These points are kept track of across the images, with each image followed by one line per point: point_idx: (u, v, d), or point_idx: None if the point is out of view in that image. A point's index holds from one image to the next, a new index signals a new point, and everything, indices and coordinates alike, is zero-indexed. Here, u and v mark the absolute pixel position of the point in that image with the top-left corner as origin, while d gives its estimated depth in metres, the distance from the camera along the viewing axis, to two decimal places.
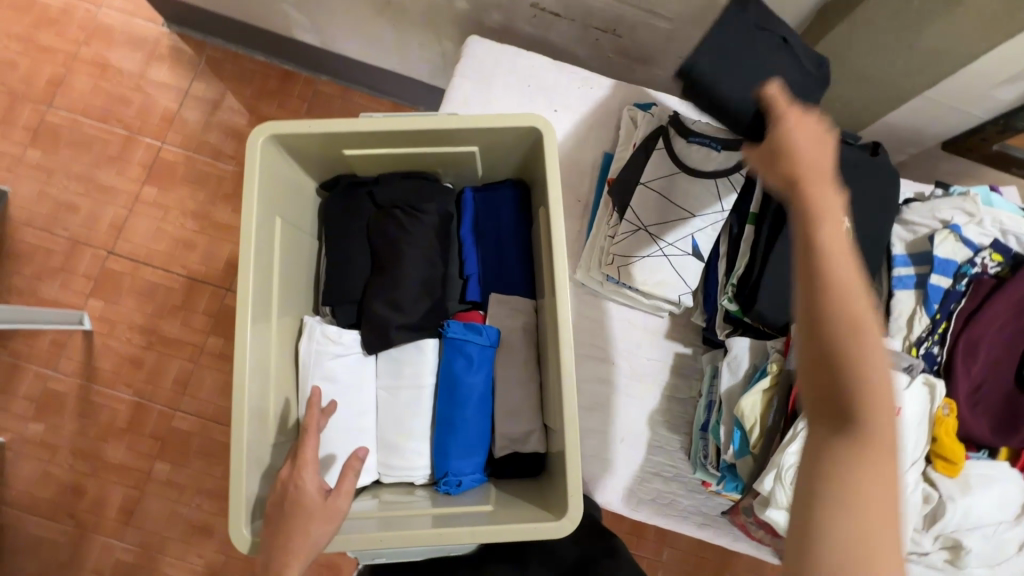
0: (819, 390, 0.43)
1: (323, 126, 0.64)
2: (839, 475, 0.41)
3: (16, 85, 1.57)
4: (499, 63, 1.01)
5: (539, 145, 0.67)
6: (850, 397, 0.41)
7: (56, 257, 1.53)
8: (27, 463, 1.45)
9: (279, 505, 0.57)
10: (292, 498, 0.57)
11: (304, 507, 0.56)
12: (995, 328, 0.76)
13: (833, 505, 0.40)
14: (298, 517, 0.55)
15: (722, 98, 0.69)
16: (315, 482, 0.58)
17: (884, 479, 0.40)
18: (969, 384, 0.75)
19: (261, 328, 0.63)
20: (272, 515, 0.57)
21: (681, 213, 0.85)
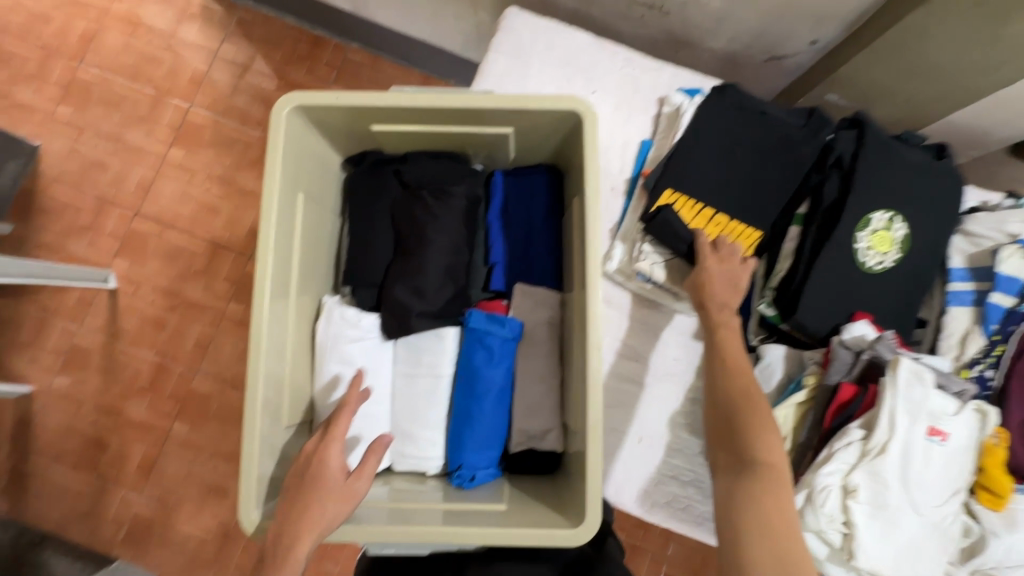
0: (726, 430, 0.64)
1: (350, 99, 0.61)
2: (750, 496, 0.57)
3: (49, 39, 1.57)
4: (537, 38, 0.96)
5: (579, 130, 0.63)
6: (750, 445, 0.60)
7: (84, 214, 1.54)
8: (53, 414, 1.50)
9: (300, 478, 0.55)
10: (313, 471, 0.55)
11: (324, 482, 0.54)
12: None
13: (747, 515, 0.56)
14: (314, 493, 0.54)
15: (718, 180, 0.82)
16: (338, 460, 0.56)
17: (774, 492, 0.57)
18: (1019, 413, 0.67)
19: (279, 307, 0.61)
20: (289, 488, 0.56)
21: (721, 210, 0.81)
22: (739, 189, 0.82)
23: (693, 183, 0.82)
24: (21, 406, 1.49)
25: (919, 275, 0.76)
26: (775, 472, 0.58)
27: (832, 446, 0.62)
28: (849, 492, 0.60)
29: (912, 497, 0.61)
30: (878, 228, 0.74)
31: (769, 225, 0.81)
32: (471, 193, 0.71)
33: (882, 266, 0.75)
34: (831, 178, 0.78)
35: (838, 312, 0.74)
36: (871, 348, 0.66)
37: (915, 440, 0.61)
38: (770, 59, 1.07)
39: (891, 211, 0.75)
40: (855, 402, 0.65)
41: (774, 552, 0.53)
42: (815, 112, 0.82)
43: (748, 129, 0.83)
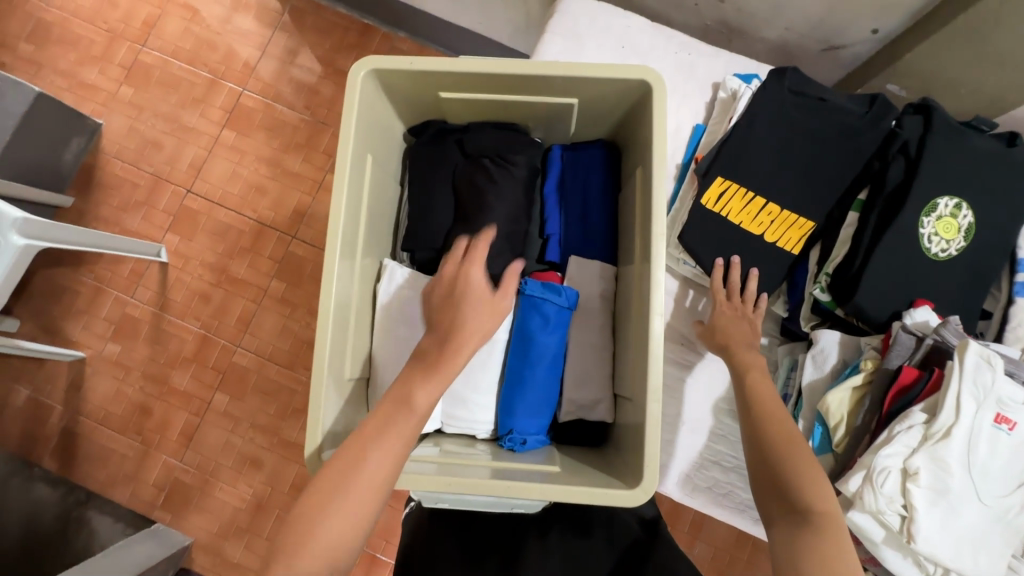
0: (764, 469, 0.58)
1: (423, 64, 0.62)
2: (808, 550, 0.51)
3: (115, 23, 1.64)
4: (594, 22, 0.97)
5: (645, 102, 0.63)
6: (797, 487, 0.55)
7: (140, 190, 1.61)
8: (103, 380, 1.56)
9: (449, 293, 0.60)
10: (462, 288, 0.60)
11: (476, 290, 0.60)
12: None
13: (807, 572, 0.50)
14: (467, 300, 0.59)
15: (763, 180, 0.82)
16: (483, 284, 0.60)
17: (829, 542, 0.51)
18: None
19: (347, 263, 0.64)
20: (440, 303, 0.60)
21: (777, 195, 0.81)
22: (796, 173, 0.81)
23: (749, 166, 0.82)
24: (73, 370, 1.56)
25: (986, 265, 0.74)
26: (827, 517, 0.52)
27: (892, 428, 0.61)
28: (910, 475, 0.59)
29: (976, 484, 0.59)
30: (943, 215, 0.73)
31: (826, 211, 0.80)
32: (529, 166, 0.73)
33: (946, 254, 0.73)
34: (895, 163, 0.77)
35: (898, 298, 0.73)
36: (936, 332, 0.64)
37: (980, 426, 0.59)
38: (827, 50, 1.05)
39: (957, 198, 0.73)
40: (917, 385, 0.63)
41: None
42: (878, 96, 0.80)
43: (807, 113, 0.82)
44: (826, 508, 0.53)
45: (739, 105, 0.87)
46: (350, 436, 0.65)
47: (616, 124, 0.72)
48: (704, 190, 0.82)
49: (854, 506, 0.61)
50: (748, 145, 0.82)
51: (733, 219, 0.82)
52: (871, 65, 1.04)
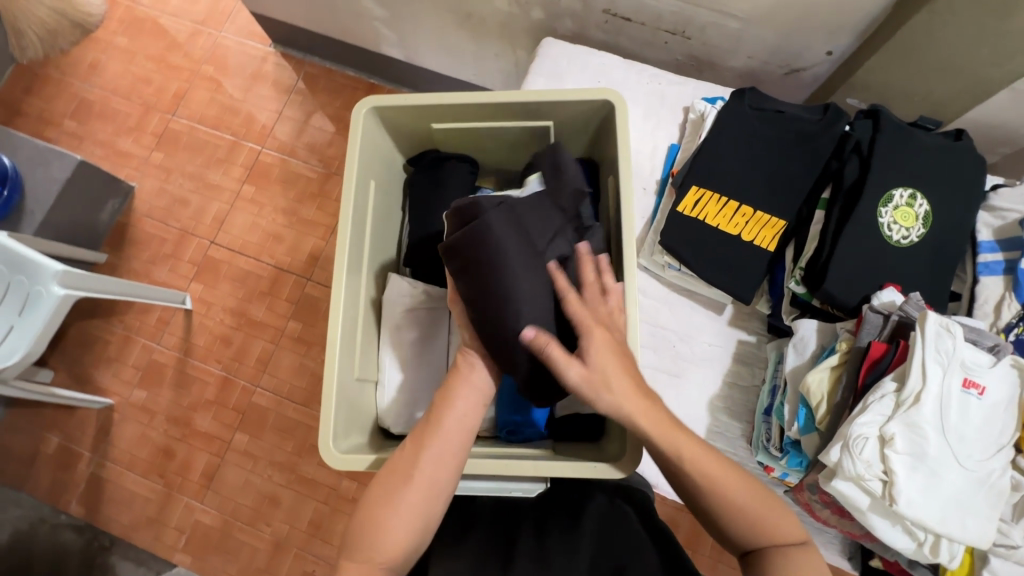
0: None
1: (417, 98, 0.72)
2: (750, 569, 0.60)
3: (149, 97, 1.83)
4: (572, 61, 1.08)
5: (611, 117, 0.72)
6: None
7: (168, 244, 1.74)
8: (129, 425, 1.63)
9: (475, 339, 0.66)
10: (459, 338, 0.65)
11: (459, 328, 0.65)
12: None
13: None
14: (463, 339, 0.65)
15: (735, 185, 0.88)
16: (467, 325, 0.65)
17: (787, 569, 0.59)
18: None
19: (353, 274, 0.71)
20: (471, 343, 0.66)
21: (746, 198, 0.88)
22: (763, 179, 0.88)
23: (719, 176, 0.89)
24: (102, 416, 1.63)
25: (948, 249, 0.79)
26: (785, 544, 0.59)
27: (867, 399, 0.65)
28: (886, 441, 0.62)
29: (953, 448, 0.62)
30: (899, 205, 0.79)
31: (794, 211, 0.86)
32: (505, 239, 0.61)
33: (908, 240, 0.78)
34: (850, 162, 0.84)
35: (867, 284, 0.78)
36: (901, 308, 0.69)
37: (948, 391, 0.63)
38: (789, 73, 1.14)
39: (911, 188, 0.79)
40: (886, 358, 0.68)
41: None
42: (832, 107, 0.88)
43: (768, 126, 0.90)
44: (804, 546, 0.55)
45: (707, 123, 0.95)
46: (359, 433, 0.69)
47: (590, 143, 0.81)
48: (679, 198, 0.90)
49: (837, 476, 0.64)
50: (717, 155, 0.90)
51: (711, 221, 0.88)
52: (832, 82, 1.12)
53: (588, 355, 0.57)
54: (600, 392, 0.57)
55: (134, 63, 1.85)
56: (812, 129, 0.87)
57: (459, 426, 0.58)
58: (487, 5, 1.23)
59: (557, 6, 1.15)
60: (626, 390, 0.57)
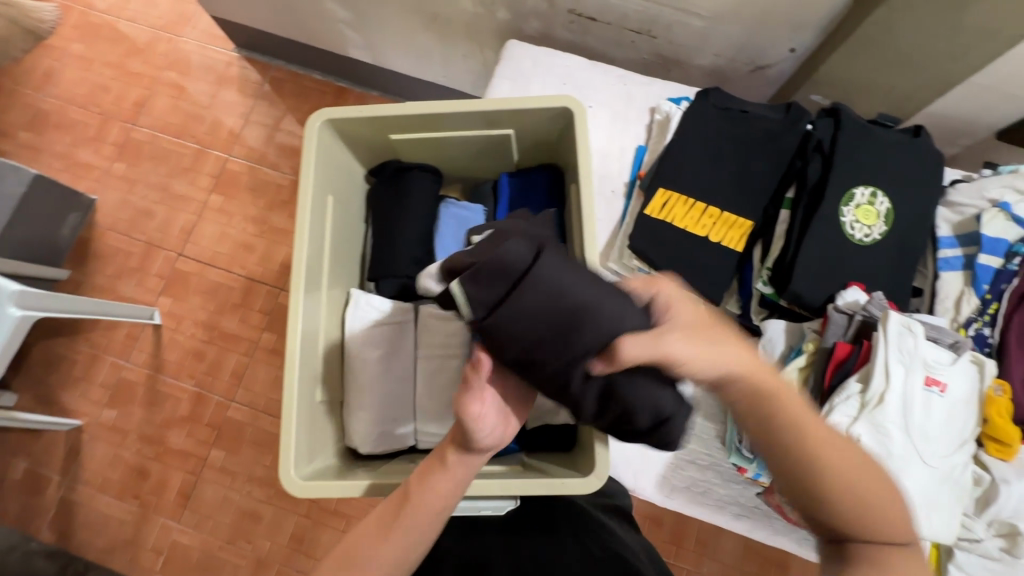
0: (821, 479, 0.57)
1: (372, 110, 0.70)
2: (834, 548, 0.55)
3: (108, 106, 1.77)
4: (538, 63, 1.06)
5: (571, 124, 0.71)
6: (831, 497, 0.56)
7: (133, 257, 1.68)
8: (100, 445, 1.58)
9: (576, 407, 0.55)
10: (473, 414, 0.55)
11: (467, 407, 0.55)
12: None
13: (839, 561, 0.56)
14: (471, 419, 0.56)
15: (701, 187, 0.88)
16: (489, 419, 0.55)
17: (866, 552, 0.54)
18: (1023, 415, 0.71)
19: (312, 294, 0.69)
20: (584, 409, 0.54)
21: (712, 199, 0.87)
22: (729, 180, 0.88)
23: (685, 179, 0.89)
24: (71, 438, 1.58)
25: (910, 245, 0.80)
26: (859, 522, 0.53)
27: (832, 401, 0.65)
28: (852, 443, 0.62)
29: (917, 446, 0.63)
30: (861, 203, 0.79)
31: (760, 210, 0.87)
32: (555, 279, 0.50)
33: (871, 238, 0.79)
34: (813, 162, 0.84)
35: (832, 282, 0.78)
36: (863, 309, 0.69)
37: (911, 390, 0.63)
38: (755, 70, 1.14)
39: (872, 186, 0.80)
40: (851, 358, 0.68)
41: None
42: (791, 107, 0.88)
43: (733, 127, 0.89)
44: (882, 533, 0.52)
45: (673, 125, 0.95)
46: (324, 456, 0.68)
47: (554, 150, 0.79)
48: (648, 200, 0.89)
49: None
50: (682, 158, 0.89)
51: (678, 224, 0.88)
52: (797, 78, 1.13)
53: (673, 307, 0.52)
54: (714, 333, 0.51)
55: (91, 71, 1.79)
56: (773, 129, 0.87)
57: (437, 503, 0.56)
58: (452, 6, 1.21)
59: (523, 6, 1.14)
60: (728, 336, 0.52)
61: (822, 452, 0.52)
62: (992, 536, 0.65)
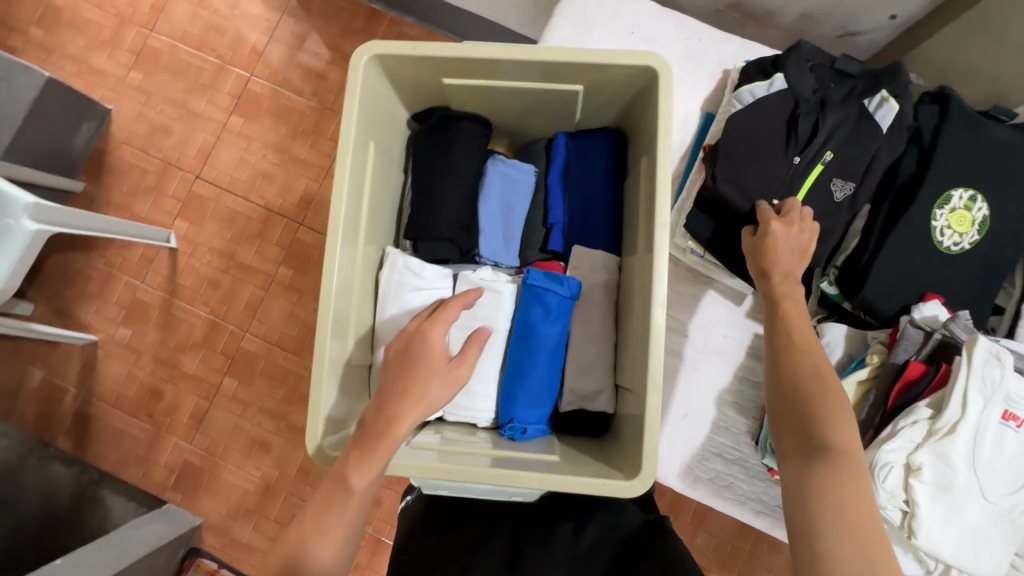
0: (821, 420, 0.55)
1: (429, 48, 0.61)
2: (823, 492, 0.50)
3: (124, 8, 1.62)
4: (604, 6, 0.94)
5: (652, 87, 0.62)
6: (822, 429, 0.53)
7: (149, 176, 1.60)
8: (115, 362, 1.56)
9: (851, 148, 0.75)
10: (423, 354, 0.56)
11: (428, 358, 0.56)
12: None
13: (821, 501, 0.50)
14: (420, 367, 0.55)
15: (766, 169, 0.76)
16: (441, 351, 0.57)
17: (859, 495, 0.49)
18: None
19: (349, 249, 0.63)
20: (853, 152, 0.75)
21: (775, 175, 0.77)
22: (806, 172, 0.75)
23: (750, 175, 0.76)
24: (86, 353, 1.56)
25: (1002, 259, 0.72)
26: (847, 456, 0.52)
27: (897, 423, 0.61)
28: (913, 471, 0.58)
29: (981, 481, 0.59)
30: (957, 206, 0.71)
31: (839, 207, 0.75)
32: (760, 108, 0.78)
33: (959, 247, 0.71)
34: (907, 154, 0.75)
35: (908, 291, 0.72)
36: (945, 326, 0.64)
37: (986, 423, 0.58)
38: (843, 36, 1.01)
39: (972, 190, 0.72)
40: (924, 381, 0.63)
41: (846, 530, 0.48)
42: (883, 89, 0.76)
43: (810, 115, 0.77)
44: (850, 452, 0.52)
45: (739, 102, 0.80)
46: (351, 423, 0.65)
47: (622, 112, 0.71)
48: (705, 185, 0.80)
49: None
50: (761, 130, 0.77)
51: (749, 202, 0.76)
52: (894, 50, 0.98)
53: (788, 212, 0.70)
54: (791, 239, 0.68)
55: None
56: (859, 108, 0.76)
57: (424, 411, 0.55)
58: None
59: None
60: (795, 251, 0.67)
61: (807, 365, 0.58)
62: None
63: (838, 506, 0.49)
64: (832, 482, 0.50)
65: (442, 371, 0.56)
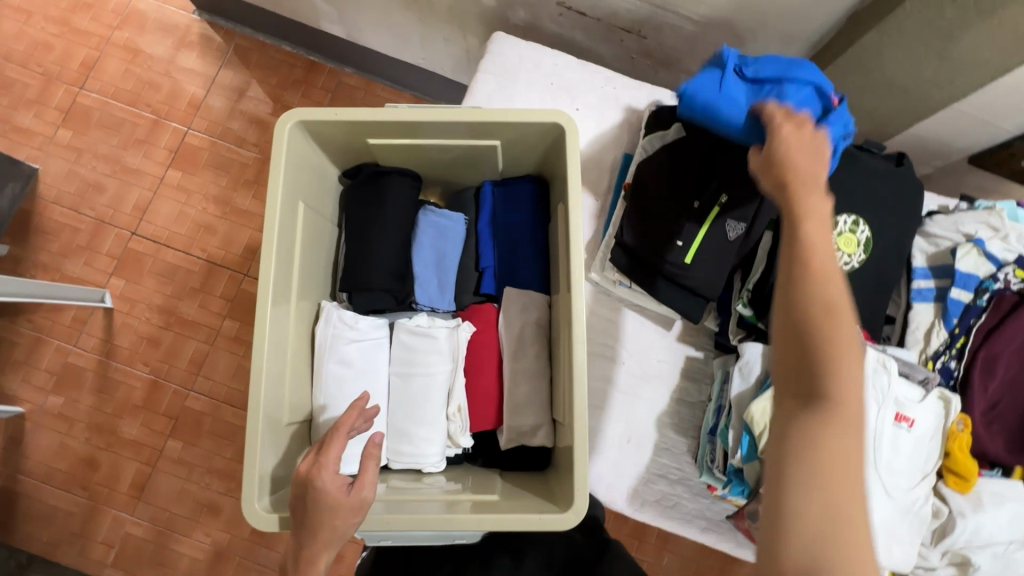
0: (836, 363, 0.45)
1: (349, 114, 0.65)
2: (800, 444, 0.44)
3: (50, 66, 1.59)
4: (525, 59, 1.01)
5: (563, 138, 0.68)
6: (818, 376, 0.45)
7: (81, 235, 1.54)
8: (45, 434, 1.45)
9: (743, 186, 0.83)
10: (316, 495, 0.56)
11: (329, 502, 0.55)
12: (998, 378, 0.75)
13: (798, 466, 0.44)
14: (323, 513, 0.55)
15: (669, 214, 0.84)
16: None
17: (837, 456, 0.43)
18: (982, 445, 0.73)
19: (281, 306, 0.64)
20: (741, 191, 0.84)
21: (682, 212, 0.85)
22: (704, 216, 0.84)
23: (652, 223, 0.85)
24: (12, 427, 1.45)
25: (886, 274, 0.81)
26: (841, 419, 0.44)
27: None
28: None
29: (883, 481, 0.65)
30: (843, 231, 0.79)
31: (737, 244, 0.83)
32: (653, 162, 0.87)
33: (850, 267, 0.79)
34: None
35: None
36: None
37: (882, 427, 0.65)
38: None
39: (855, 215, 0.80)
40: None
41: (820, 503, 0.42)
42: None
43: (703, 162, 0.86)
44: (848, 408, 0.44)
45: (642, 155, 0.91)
46: (290, 481, 0.65)
47: (541, 161, 0.76)
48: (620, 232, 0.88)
49: None
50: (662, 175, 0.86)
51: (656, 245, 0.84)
52: None
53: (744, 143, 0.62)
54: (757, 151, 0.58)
55: (31, 25, 1.59)
56: None
57: (343, 540, 0.56)
58: None
59: None
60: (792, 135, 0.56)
61: (830, 306, 0.46)
62: (945, 565, 0.68)
63: (810, 486, 0.43)
64: (814, 437, 0.44)
65: (347, 509, 0.56)
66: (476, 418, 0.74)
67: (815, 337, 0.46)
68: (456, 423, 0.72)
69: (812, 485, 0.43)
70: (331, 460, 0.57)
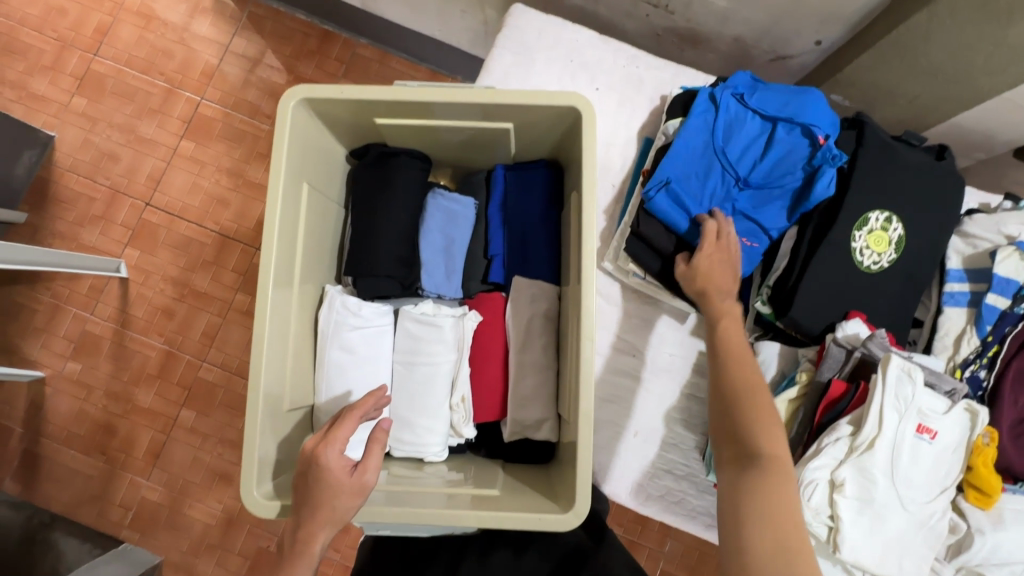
0: (760, 421, 0.57)
1: (355, 92, 0.62)
2: (747, 488, 0.53)
3: (65, 32, 1.57)
4: (545, 34, 0.96)
5: (579, 123, 0.64)
6: (750, 433, 0.56)
7: (97, 204, 1.54)
8: (64, 399, 1.49)
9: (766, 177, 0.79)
10: (318, 474, 0.55)
11: (330, 482, 0.55)
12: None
13: (750, 507, 0.52)
14: (324, 493, 0.55)
15: None
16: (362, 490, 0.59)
17: (782, 495, 0.51)
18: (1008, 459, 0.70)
19: (283, 290, 0.63)
20: None
21: None
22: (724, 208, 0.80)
23: None
24: (33, 391, 1.49)
25: (916, 275, 0.77)
26: (778, 464, 0.54)
27: (821, 441, 0.64)
28: (837, 487, 0.62)
29: (900, 492, 0.62)
30: (874, 228, 0.75)
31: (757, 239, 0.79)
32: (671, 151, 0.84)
33: (878, 266, 0.75)
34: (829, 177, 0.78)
35: (834, 310, 0.75)
36: (864, 345, 0.68)
37: (902, 436, 0.63)
38: (776, 59, 1.04)
39: (887, 211, 0.76)
40: (845, 399, 0.67)
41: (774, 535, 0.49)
42: None
43: None
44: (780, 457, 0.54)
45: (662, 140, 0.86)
46: (290, 466, 0.65)
47: (556, 146, 0.73)
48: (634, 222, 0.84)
49: None
50: None
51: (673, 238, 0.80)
52: (819, 73, 1.03)
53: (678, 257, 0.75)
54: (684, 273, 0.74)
55: None
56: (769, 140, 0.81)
57: (339, 524, 0.55)
58: None
59: None
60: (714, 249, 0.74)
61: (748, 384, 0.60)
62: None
63: (758, 518, 0.51)
64: (761, 484, 0.52)
65: (347, 490, 0.55)
66: (480, 409, 0.73)
67: (735, 408, 0.59)
68: (460, 413, 0.71)
69: (766, 519, 0.51)
70: (337, 440, 0.57)
